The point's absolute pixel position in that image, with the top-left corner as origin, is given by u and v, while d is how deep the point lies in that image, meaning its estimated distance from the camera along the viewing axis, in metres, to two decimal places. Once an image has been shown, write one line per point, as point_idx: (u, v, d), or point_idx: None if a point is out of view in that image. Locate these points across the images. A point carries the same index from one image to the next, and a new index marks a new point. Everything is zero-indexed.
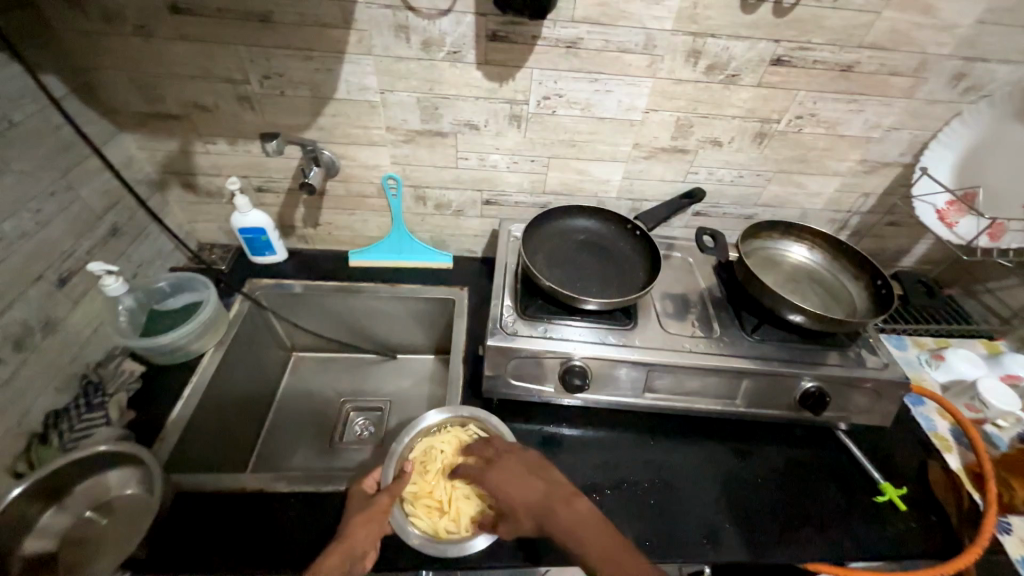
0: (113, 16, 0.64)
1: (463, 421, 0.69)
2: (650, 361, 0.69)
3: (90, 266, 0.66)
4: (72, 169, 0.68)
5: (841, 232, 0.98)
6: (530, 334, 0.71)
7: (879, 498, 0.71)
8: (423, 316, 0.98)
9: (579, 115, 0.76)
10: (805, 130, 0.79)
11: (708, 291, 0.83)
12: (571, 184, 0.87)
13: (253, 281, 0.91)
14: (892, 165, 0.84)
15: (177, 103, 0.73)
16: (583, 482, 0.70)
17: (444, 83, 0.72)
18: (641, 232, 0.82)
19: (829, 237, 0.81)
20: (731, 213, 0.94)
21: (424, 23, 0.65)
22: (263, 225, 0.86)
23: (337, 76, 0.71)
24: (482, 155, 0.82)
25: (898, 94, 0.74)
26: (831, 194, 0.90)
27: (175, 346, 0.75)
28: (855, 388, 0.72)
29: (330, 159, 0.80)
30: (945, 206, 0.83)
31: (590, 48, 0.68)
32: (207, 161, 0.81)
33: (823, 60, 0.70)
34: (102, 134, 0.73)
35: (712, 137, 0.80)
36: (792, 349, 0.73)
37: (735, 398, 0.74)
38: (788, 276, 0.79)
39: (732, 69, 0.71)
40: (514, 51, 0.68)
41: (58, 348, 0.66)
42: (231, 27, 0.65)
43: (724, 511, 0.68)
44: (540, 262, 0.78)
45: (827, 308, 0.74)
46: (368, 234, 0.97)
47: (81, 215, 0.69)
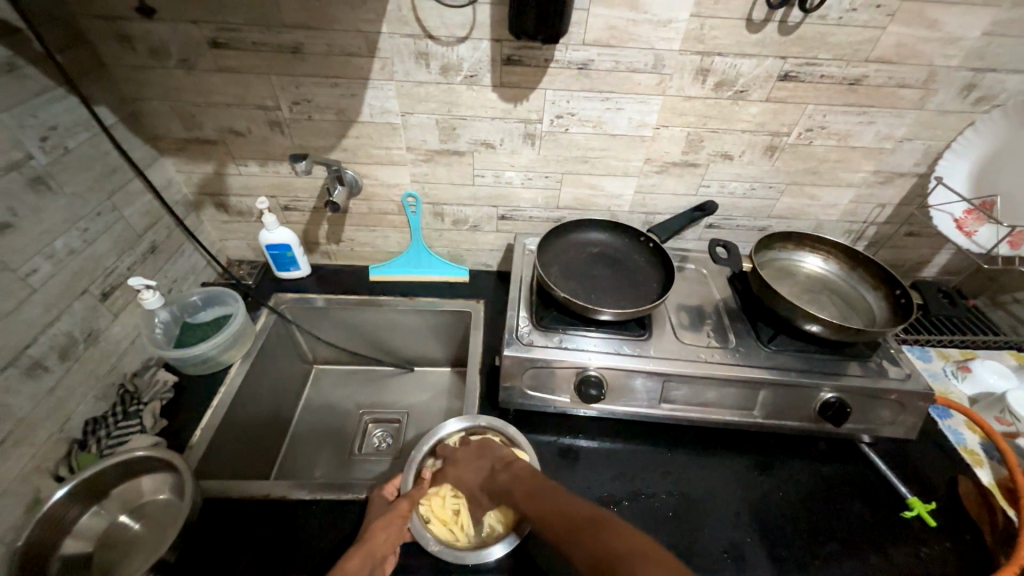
0: (159, 51, 0.69)
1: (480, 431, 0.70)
2: (666, 371, 0.70)
3: (130, 281, 0.70)
4: (118, 191, 0.73)
5: (858, 243, 0.98)
6: (546, 344, 0.72)
7: (906, 513, 0.69)
8: (441, 329, 1.00)
9: (591, 132, 0.79)
10: (815, 142, 0.81)
11: (723, 302, 0.84)
12: (585, 199, 0.90)
13: (279, 295, 0.95)
14: (906, 175, 0.85)
15: (213, 129, 0.78)
16: (601, 493, 0.70)
17: (461, 105, 0.75)
18: (655, 244, 0.83)
19: (844, 248, 0.81)
20: (744, 225, 0.94)
21: (442, 50, 0.69)
22: (289, 241, 0.90)
23: (360, 101, 0.75)
24: (498, 172, 0.85)
25: (908, 105, 0.75)
26: (845, 204, 0.90)
27: (205, 356, 0.78)
28: (876, 399, 0.70)
29: (353, 179, 0.84)
30: (963, 215, 0.82)
31: (601, 69, 0.71)
32: (239, 182, 0.86)
33: (830, 75, 0.72)
34: (145, 159, 0.78)
35: (723, 150, 0.82)
36: (810, 359, 0.72)
37: (753, 409, 0.73)
38: (803, 286, 0.79)
39: (740, 85, 0.73)
40: (528, 73, 0.72)
41: (99, 358, 0.70)
42: (264, 59, 0.70)
43: (744, 525, 0.67)
44: (555, 274, 0.79)
45: (844, 318, 0.74)
46: (388, 250, 1.00)
47: (123, 234, 0.74)
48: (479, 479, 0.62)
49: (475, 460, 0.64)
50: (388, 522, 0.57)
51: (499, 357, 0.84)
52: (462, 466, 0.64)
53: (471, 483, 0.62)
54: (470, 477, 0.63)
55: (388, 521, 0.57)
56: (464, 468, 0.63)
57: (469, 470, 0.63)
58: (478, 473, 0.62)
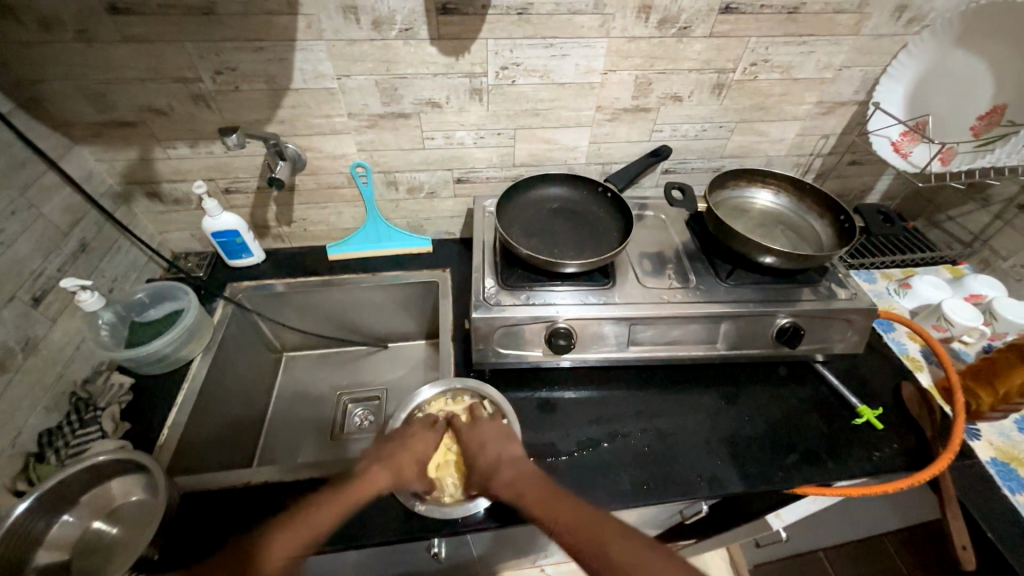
0: (48, 22, 0.62)
1: (455, 394, 0.72)
2: (631, 316, 0.71)
3: (62, 283, 0.65)
4: (32, 186, 0.66)
5: (806, 176, 1.01)
6: (514, 302, 0.72)
7: (857, 420, 0.75)
8: (409, 302, 0.98)
9: (539, 83, 0.77)
10: (760, 77, 0.81)
11: (682, 245, 0.86)
12: (540, 154, 0.88)
13: (234, 284, 0.91)
14: (847, 104, 0.87)
15: (129, 108, 0.72)
16: (580, 438, 0.72)
17: (400, 62, 0.71)
18: (612, 193, 0.83)
19: (792, 181, 0.83)
20: (699, 167, 0.96)
21: (371, 2, 0.65)
22: (236, 226, 0.85)
23: (290, 65, 0.70)
24: (448, 133, 0.82)
25: (845, 31, 0.76)
26: (792, 138, 0.93)
27: (161, 354, 0.74)
28: (828, 320, 0.75)
29: (295, 152, 0.80)
30: (900, 138, 0.85)
31: (541, 13, 0.68)
32: (169, 167, 0.80)
33: (770, 5, 0.72)
34: (57, 149, 0.71)
35: (672, 92, 0.81)
36: (766, 290, 0.75)
37: (716, 342, 0.76)
38: (757, 221, 0.82)
39: (684, 21, 0.72)
40: (465, 22, 0.68)
41: (41, 368, 0.66)
42: (174, 24, 0.63)
43: (715, 451, 0.72)
44: (516, 233, 0.79)
45: (796, 248, 0.77)
46: (344, 226, 0.97)
47: (45, 234, 0.68)
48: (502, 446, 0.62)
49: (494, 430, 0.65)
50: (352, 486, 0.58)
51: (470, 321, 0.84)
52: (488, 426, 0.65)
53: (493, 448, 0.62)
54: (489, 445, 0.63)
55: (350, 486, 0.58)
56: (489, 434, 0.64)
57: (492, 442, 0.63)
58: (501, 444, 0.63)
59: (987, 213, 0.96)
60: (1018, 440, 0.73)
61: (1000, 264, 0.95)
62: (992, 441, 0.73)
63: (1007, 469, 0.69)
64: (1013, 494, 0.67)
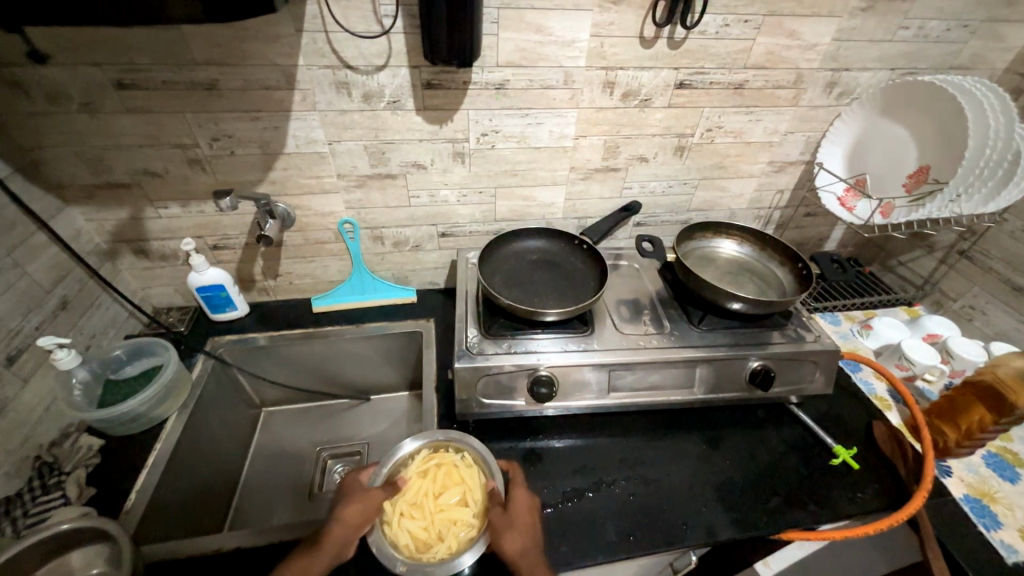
0: (55, 96, 0.66)
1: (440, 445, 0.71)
2: (610, 362, 0.73)
3: (40, 341, 0.65)
4: (19, 247, 0.67)
5: (767, 227, 1.10)
6: (496, 351, 0.74)
7: (834, 461, 0.77)
8: (393, 352, 0.99)
9: (517, 146, 0.83)
10: (716, 140, 0.90)
11: (656, 292, 0.90)
12: (520, 210, 0.94)
13: (216, 337, 0.90)
14: (795, 163, 0.97)
15: (125, 172, 0.75)
16: (565, 487, 0.72)
17: (388, 130, 0.77)
18: (588, 245, 0.87)
19: (755, 232, 0.89)
20: (668, 220, 1.03)
21: (362, 79, 0.70)
22: (222, 280, 0.87)
23: (284, 132, 0.75)
24: (432, 192, 0.88)
25: (786, 103, 0.86)
26: (751, 193, 1.01)
27: (135, 413, 0.73)
28: (797, 363, 0.78)
29: (285, 212, 0.83)
30: (844, 193, 0.94)
31: (517, 88, 0.76)
32: (160, 225, 0.83)
33: (718, 81, 0.81)
34: (48, 210, 0.73)
35: (638, 154, 0.89)
36: (736, 334, 0.79)
37: (693, 387, 0.77)
38: (723, 270, 0.87)
39: (644, 94, 0.80)
40: (448, 96, 0.75)
41: (8, 430, 0.64)
42: (176, 98, 0.68)
43: (698, 496, 0.72)
44: (497, 283, 0.82)
45: (760, 294, 0.82)
46: (330, 279, 0.99)
47: (28, 292, 0.68)
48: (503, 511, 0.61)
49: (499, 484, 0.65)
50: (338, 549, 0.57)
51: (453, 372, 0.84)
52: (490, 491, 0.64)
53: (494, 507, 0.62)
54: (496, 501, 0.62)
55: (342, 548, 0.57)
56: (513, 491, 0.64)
57: (520, 509, 0.62)
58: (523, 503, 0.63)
59: (933, 258, 1.05)
60: (987, 475, 0.75)
61: (950, 305, 1.02)
62: (963, 478, 0.75)
63: (980, 506, 0.71)
64: (989, 531, 0.68)
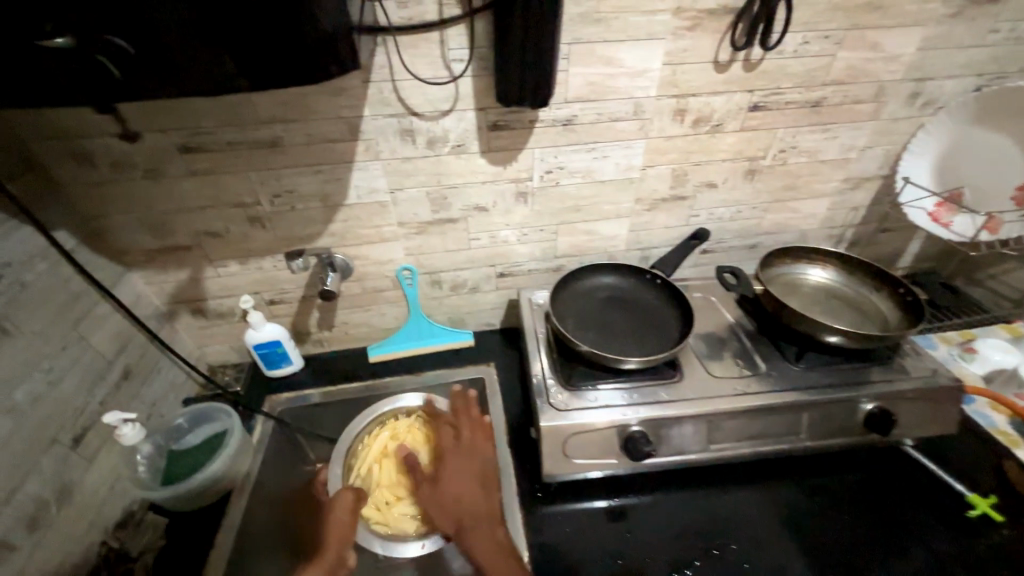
0: (122, 163, 0.64)
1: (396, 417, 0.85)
2: (709, 412, 0.67)
3: (106, 417, 0.62)
4: (84, 319, 0.65)
5: (840, 246, 1.02)
6: (581, 405, 0.67)
7: (971, 513, 0.68)
8: (453, 402, 0.91)
9: (581, 181, 0.79)
10: (790, 161, 0.85)
11: (739, 325, 0.83)
12: (582, 245, 0.89)
13: (273, 397, 0.85)
14: (873, 178, 0.90)
15: (186, 234, 0.73)
16: (670, 556, 0.64)
17: (451, 174, 0.74)
18: (662, 279, 0.83)
19: (842, 256, 0.83)
20: (736, 245, 0.96)
21: (427, 125, 0.68)
22: (279, 336, 0.84)
23: (346, 184, 0.72)
24: (493, 233, 0.84)
25: (865, 117, 0.81)
26: (824, 213, 0.95)
27: (201, 487, 0.68)
28: (914, 402, 0.70)
29: (344, 263, 0.80)
30: (936, 208, 0.87)
31: (585, 122, 0.72)
32: (218, 284, 0.80)
33: (794, 100, 0.76)
34: (111, 278, 0.71)
35: (707, 181, 0.84)
36: (840, 372, 0.71)
37: (798, 434, 0.69)
38: (812, 298, 0.80)
39: (716, 119, 0.76)
40: (514, 135, 0.71)
41: (76, 518, 0.60)
42: (240, 157, 0.66)
43: (820, 562, 0.64)
44: (571, 326, 0.77)
45: (860, 326, 0.75)
46: (385, 326, 0.95)
47: (92, 365, 0.65)
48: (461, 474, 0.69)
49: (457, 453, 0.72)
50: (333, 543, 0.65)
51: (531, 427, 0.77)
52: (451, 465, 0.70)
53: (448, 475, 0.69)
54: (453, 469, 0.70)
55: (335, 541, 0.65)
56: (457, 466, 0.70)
57: (449, 478, 0.69)
58: (467, 472, 0.69)
59: None
60: None
61: None
62: None
63: None
64: None
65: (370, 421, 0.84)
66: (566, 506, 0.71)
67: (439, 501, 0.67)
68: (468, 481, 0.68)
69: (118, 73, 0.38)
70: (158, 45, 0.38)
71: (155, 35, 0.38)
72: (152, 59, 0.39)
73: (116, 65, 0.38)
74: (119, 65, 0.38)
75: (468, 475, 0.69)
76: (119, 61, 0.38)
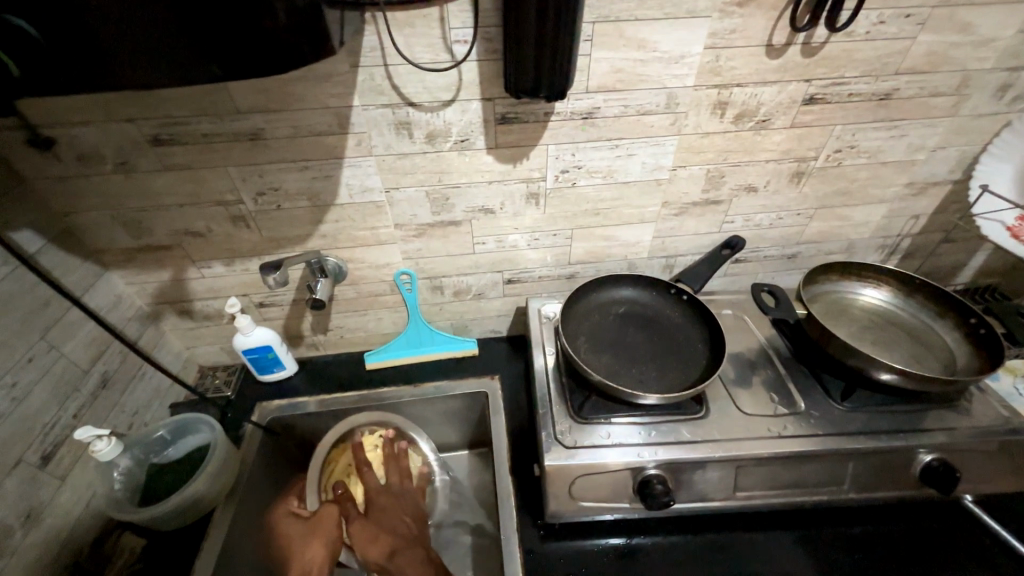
0: (88, 157, 0.58)
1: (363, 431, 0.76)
2: (738, 458, 0.59)
3: (77, 434, 0.56)
4: (53, 327, 0.60)
5: (892, 258, 0.91)
6: (592, 442, 0.60)
7: None
8: (455, 416, 0.83)
9: (601, 183, 0.70)
10: (845, 162, 0.73)
11: (773, 348, 0.74)
12: (599, 252, 0.80)
13: (263, 404, 0.77)
14: (941, 184, 0.78)
15: (165, 233, 0.67)
16: None
17: (453, 172, 0.66)
18: (689, 296, 0.74)
19: (902, 276, 0.72)
20: (773, 255, 0.86)
21: (426, 117, 0.59)
22: (269, 341, 0.77)
23: (336, 181, 0.64)
24: (500, 237, 0.75)
25: (942, 114, 0.68)
26: (879, 221, 0.83)
27: (181, 506, 0.63)
28: (980, 453, 0.60)
29: (337, 266, 0.74)
30: (1017, 223, 0.74)
31: (608, 116, 0.62)
32: (203, 285, 0.75)
33: (859, 92, 0.65)
34: (86, 280, 0.66)
35: (746, 184, 0.74)
36: (894, 416, 0.62)
37: (842, 484, 0.61)
38: (863, 325, 0.70)
39: (763, 114, 0.65)
40: (525, 130, 0.62)
41: (44, 541, 0.56)
42: (218, 152, 0.59)
43: None
44: (584, 348, 0.69)
45: (918, 362, 0.65)
46: (383, 332, 0.88)
47: (63, 376, 0.61)
48: (398, 504, 0.69)
49: (398, 481, 0.72)
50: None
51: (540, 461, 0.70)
52: (387, 493, 0.70)
53: (386, 503, 0.69)
54: (389, 499, 0.69)
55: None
56: (389, 499, 0.69)
57: (385, 509, 0.68)
58: (404, 506, 0.69)
59: None
60: None
61: None
62: None
63: None
64: None
65: (341, 435, 0.75)
66: (570, 545, 0.63)
67: (377, 529, 0.66)
68: (403, 512, 0.68)
69: (15, 68, 0.32)
70: (61, 30, 0.31)
71: (57, 18, 0.31)
72: (56, 47, 0.32)
73: (10, 56, 0.32)
74: (13, 56, 0.32)
75: (404, 504, 0.69)
76: (12, 49, 0.31)
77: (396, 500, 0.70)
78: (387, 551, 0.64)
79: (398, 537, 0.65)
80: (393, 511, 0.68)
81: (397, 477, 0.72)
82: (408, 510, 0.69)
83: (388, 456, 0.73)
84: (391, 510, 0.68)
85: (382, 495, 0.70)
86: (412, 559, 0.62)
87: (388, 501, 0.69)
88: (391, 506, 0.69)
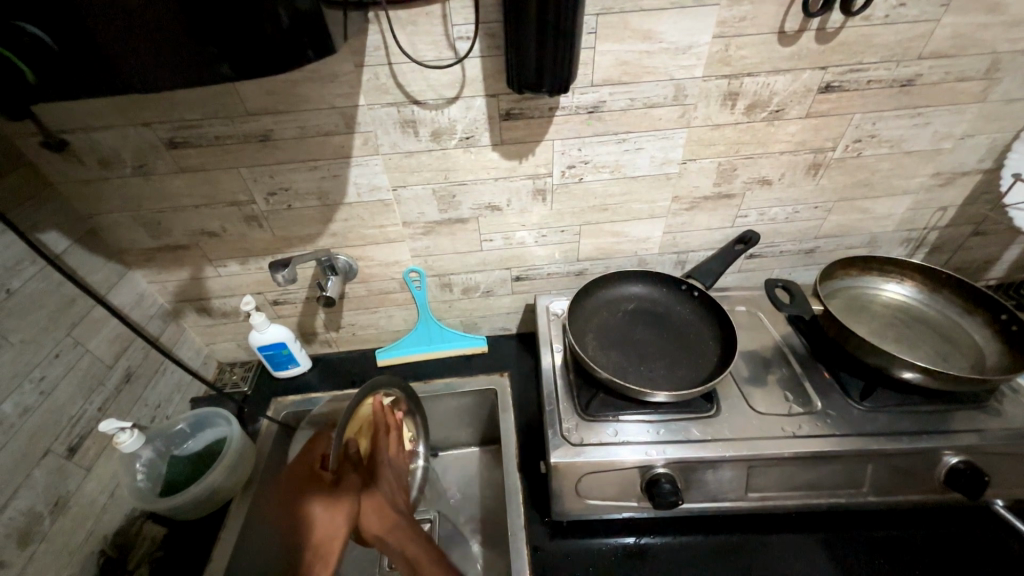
0: (109, 160, 0.60)
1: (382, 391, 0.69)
2: (750, 458, 0.57)
3: (101, 425, 0.59)
4: (78, 323, 0.63)
5: (918, 251, 0.87)
6: (598, 439, 0.60)
7: None
8: (464, 413, 0.84)
9: (609, 178, 0.69)
10: (865, 153, 0.70)
11: (788, 346, 0.72)
12: (608, 248, 0.79)
13: (278, 400, 0.81)
14: (971, 173, 0.74)
15: (183, 233, 0.69)
16: None
17: (459, 170, 0.66)
18: (700, 292, 0.73)
19: (927, 270, 0.69)
20: (790, 250, 0.83)
21: (431, 114, 0.60)
22: (283, 338, 0.79)
23: (344, 180, 0.65)
24: (508, 234, 0.75)
25: (970, 99, 0.65)
26: (903, 214, 0.80)
27: (198, 498, 0.66)
28: (1012, 457, 0.57)
29: (347, 264, 0.75)
30: None
31: (614, 110, 0.61)
32: (220, 284, 0.77)
33: (878, 79, 0.62)
34: (109, 279, 0.69)
35: (760, 176, 0.72)
36: (918, 417, 0.59)
37: (861, 487, 0.59)
38: (884, 321, 0.67)
39: (776, 104, 0.63)
40: (530, 126, 0.62)
41: (71, 528, 0.59)
42: (230, 153, 0.61)
43: None
44: (592, 345, 0.69)
45: (944, 361, 0.62)
46: (394, 329, 0.89)
47: (88, 371, 0.64)
48: (394, 478, 0.64)
49: (398, 453, 0.66)
50: (320, 559, 0.53)
51: (545, 459, 0.70)
52: (389, 464, 0.64)
53: (389, 475, 0.63)
54: (390, 471, 0.64)
55: (317, 552, 0.53)
56: (389, 471, 0.63)
57: (386, 480, 0.62)
58: (399, 480, 0.64)
59: None
60: None
61: None
62: None
63: None
64: None
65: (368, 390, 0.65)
66: (578, 544, 0.63)
67: (383, 500, 0.59)
68: (398, 488, 0.63)
69: (32, 75, 0.34)
70: (75, 39, 0.33)
71: (71, 27, 0.32)
72: (70, 54, 0.33)
73: (28, 65, 0.33)
74: (31, 65, 0.33)
75: (399, 480, 0.65)
76: (28, 57, 0.33)
77: (394, 474, 0.64)
78: (393, 520, 0.57)
79: (399, 510, 0.60)
80: (392, 484, 0.62)
81: (397, 448, 0.67)
82: (400, 486, 0.64)
83: (392, 425, 0.68)
84: (392, 483, 0.63)
85: (387, 464, 0.64)
86: (414, 531, 0.58)
87: (389, 472, 0.63)
88: (392, 478, 0.63)
